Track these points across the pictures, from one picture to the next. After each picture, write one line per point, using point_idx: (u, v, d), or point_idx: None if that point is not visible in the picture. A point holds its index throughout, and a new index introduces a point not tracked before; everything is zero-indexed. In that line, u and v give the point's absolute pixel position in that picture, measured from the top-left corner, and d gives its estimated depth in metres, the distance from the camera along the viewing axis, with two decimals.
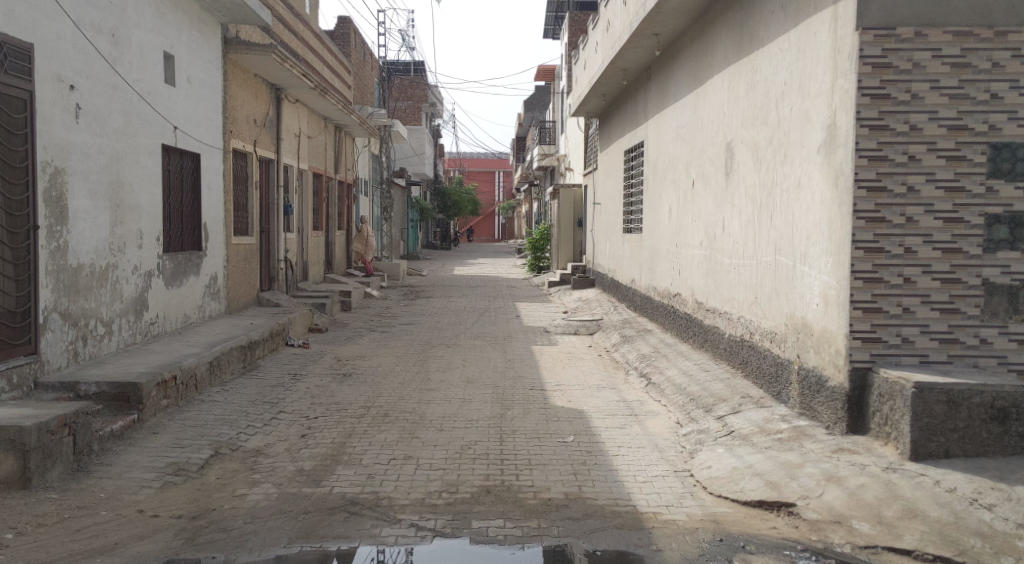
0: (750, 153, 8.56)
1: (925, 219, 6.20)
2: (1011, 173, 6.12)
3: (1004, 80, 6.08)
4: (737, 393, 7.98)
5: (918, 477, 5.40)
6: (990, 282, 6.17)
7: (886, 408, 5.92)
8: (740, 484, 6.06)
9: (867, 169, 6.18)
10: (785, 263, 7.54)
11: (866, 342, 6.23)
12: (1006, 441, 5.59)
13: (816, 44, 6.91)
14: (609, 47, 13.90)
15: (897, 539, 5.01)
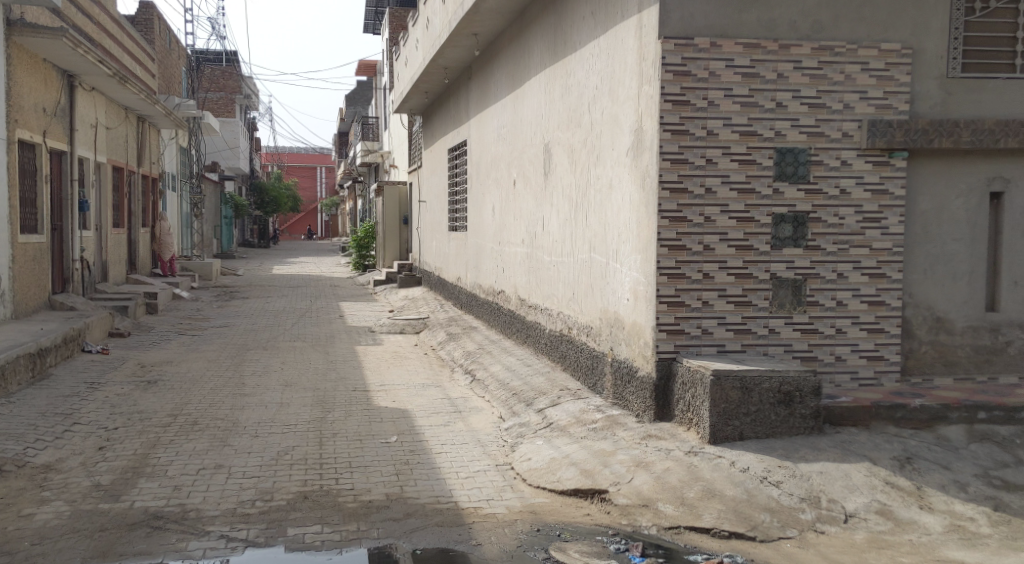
0: (566, 153, 8.83)
1: (721, 218, 6.60)
2: (794, 176, 6.65)
3: (787, 90, 6.58)
4: (556, 387, 8.21)
5: (717, 458, 5.78)
6: (778, 277, 6.68)
7: (689, 396, 6.28)
8: (557, 474, 6.23)
9: (669, 170, 6.52)
10: (599, 260, 7.84)
11: (671, 334, 6.59)
12: (791, 422, 6.03)
13: (623, 52, 7.23)
14: (429, 44, 13.92)
15: (697, 518, 5.30)
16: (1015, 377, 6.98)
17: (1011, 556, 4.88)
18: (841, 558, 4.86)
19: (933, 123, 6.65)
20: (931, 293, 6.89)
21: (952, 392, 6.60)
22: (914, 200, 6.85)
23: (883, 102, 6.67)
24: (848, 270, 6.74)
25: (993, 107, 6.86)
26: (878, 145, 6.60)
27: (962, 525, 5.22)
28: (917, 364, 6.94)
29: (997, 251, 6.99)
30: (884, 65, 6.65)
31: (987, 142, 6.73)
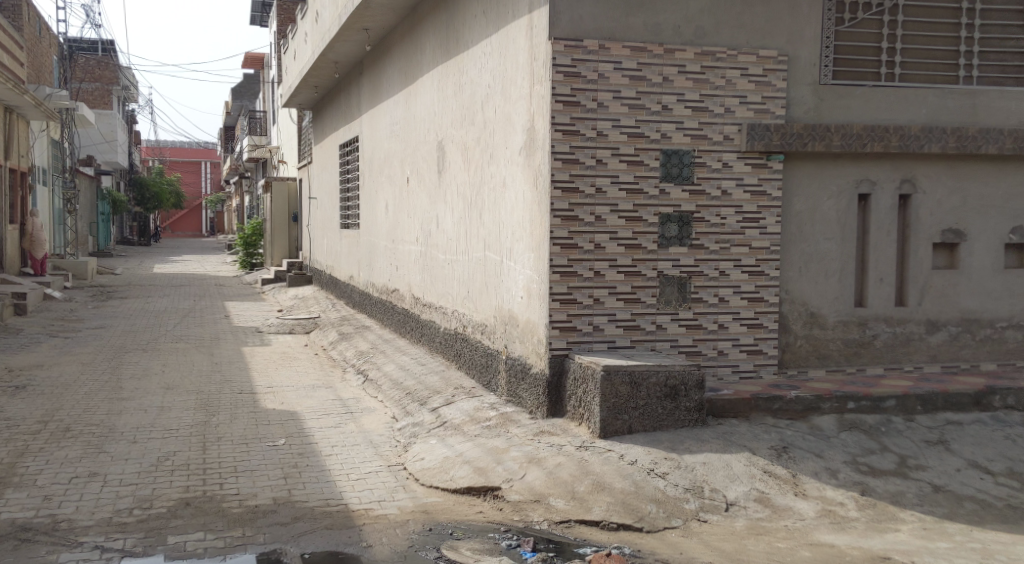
0: (459, 152, 8.84)
1: (610, 217, 6.73)
2: (679, 177, 6.84)
3: (673, 94, 6.77)
4: (450, 385, 8.20)
5: (606, 452, 5.90)
6: (664, 274, 6.87)
7: (580, 392, 6.39)
8: (450, 473, 6.22)
9: (561, 170, 6.60)
10: (494, 258, 7.88)
11: (563, 331, 6.68)
12: (676, 415, 6.21)
13: (515, 52, 7.28)
14: (319, 38, 13.67)
15: (587, 512, 5.39)
16: (881, 368, 7.39)
17: (877, 537, 5.17)
18: (722, 545, 5.04)
19: (807, 127, 6.96)
20: (806, 289, 7.23)
21: (825, 384, 6.94)
22: (789, 200, 7.16)
23: (761, 106, 6.95)
24: (729, 268, 6.99)
25: (861, 114, 7.23)
26: (757, 148, 6.87)
27: (833, 510, 5.49)
28: (793, 357, 7.26)
29: (865, 250, 7.39)
30: (762, 71, 6.94)
31: (856, 147, 7.09)
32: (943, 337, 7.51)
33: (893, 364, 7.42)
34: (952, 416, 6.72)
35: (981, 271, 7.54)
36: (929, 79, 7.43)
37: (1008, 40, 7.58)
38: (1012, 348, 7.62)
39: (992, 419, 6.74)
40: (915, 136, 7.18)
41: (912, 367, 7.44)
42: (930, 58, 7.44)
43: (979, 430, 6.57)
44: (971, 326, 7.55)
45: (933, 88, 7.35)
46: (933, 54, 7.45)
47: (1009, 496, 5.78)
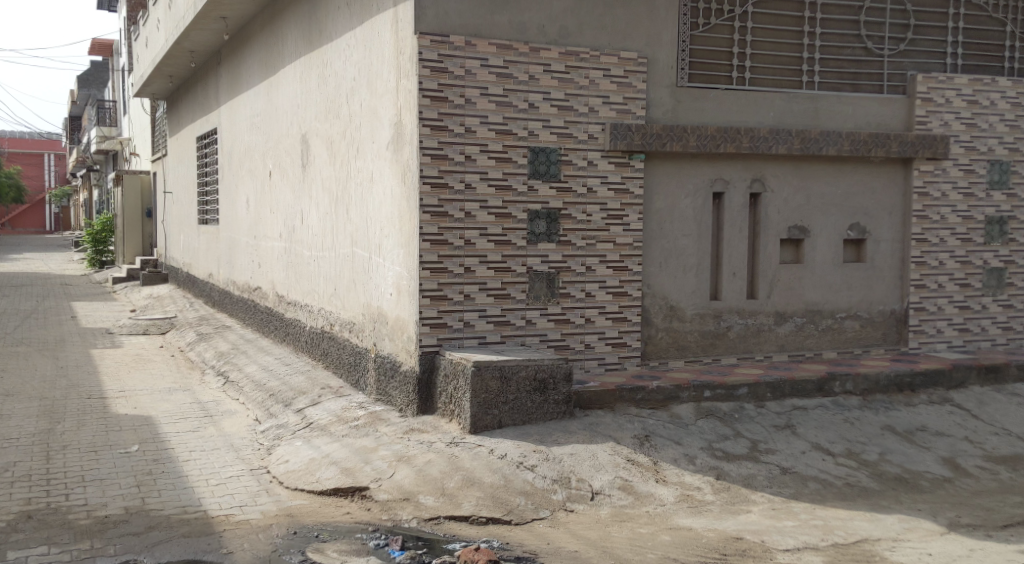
0: (324, 145, 8.65)
1: (480, 213, 6.76)
2: (547, 174, 6.95)
3: (538, 92, 6.87)
4: (316, 385, 8.02)
5: (476, 448, 5.93)
6: (533, 270, 6.96)
7: (451, 388, 6.39)
8: (316, 474, 6.09)
9: (430, 166, 6.57)
10: (361, 254, 7.77)
11: (434, 328, 6.66)
12: (545, 408, 6.30)
13: (380, 45, 7.20)
14: (172, 26, 13.06)
15: (457, 507, 5.39)
16: (736, 358, 7.74)
17: (730, 519, 5.42)
18: (587, 533, 5.15)
19: (666, 128, 7.22)
20: (666, 284, 7.49)
21: (684, 374, 7.22)
22: (650, 197, 7.39)
23: (623, 107, 7.15)
24: (595, 264, 7.16)
25: (715, 115, 7.56)
26: (620, 147, 7.07)
27: (691, 495, 5.72)
28: (655, 349, 7.51)
29: (720, 246, 7.73)
30: (623, 73, 7.14)
31: (712, 147, 7.40)
32: (790, 327, 7.94)
33: (745, 354, 7.79)
34: (798, 402, 7.12)
35: (823, 265, 8.02)
36: (776, 84, 7.84)
37: (845, 48, 8.08)
38: (850, 336, 8.14)
39: (833, 404, 7.19)
40: (764, 137, 7.55)
41: (763, 356, 7.83)
42: (777, 63, 7.86)
43: (822, 414, 7.00)
44: (815, 317, 8.02)
45: (780, 93, 7.76)
46: (780, 60, 7.87)
47: (848, 475, 6.19)
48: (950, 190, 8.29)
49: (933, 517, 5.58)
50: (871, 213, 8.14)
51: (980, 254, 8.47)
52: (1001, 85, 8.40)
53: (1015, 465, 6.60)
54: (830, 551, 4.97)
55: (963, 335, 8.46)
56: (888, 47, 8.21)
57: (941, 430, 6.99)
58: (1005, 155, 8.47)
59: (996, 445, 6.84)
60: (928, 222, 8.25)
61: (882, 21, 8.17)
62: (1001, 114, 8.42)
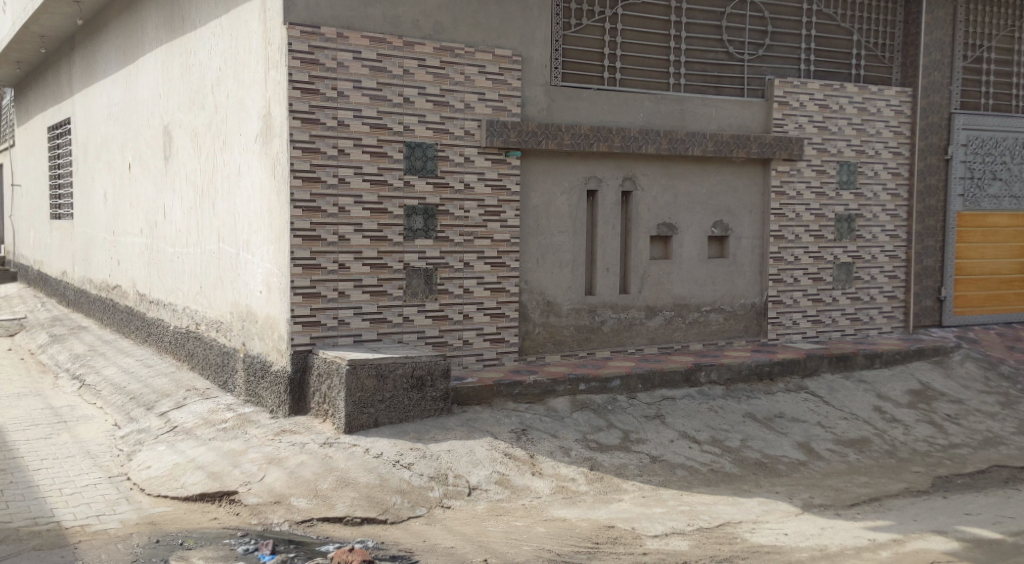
0: (188, 137, 8.30)
1: (354, 209, 6.65)
2: (423, 170, 6.91)
3: (413, 87, 6.83)
4: (181, 387, 7.69)
5: (351, 448, 5.83)
6: (410, 266, 6.91)
7: (325, 387, 6.26)
8: (181, 480, 5.83)
9: (301, 159, 6.41)
10: (229, 250, 7.50)
11: (307, 326, 6.50)
12: (423, 406, 6.27)
13: (247, 35, 6.97)
14: (19, 8, 12.23)
15: (330, 509, 5.27)
16: (608, 351, 7.92)
17: (603, 509, 5.54)
18: (463, 529, 5.15)
19: (541, 126, 7.30)
20: (541, 280, 7.58)
21: (559, 367, 7.32)
22: (526, 194, 7.46)
23: (498, 104, 7.19)
24: (473, 260, 7.17)
25: (587, 114, 7.70)
26: (496, 144, 7.11)
27: (565, 486, 5.82)
28: (532, 344, 7.58)
29: (594, 242, 7.89)
30: (498, 70, 7.18)
31: (585, 145, 7.53)
32: (659, 321, 8.19)
33: (618, 347, 7.98)
34: (667, 393, 7.35)
35: (690, 261, 8.31)
36: (645, 85, 8.07)
37: (708, 52, 8.40)
38: (715, 329, 8.48)
39: (699, 394, 7.46)
40: (634, 137, 7.75)
41: (635, 349, 8.04)
42: (645, 65, 8.08)
43: (689, 404, 7.25)
44: (683, 311, 8.30)
45: (648, 94, 7.99)
46: (649, 62, 8.10)
47: (713, 461, 6.45)
48: (804, 190, 8.75)
49: (789, 499, 5.88)
50: (734, 210, 8.48)
51: (831, 250, 8.96)
52: (849, 90, 8.91)
53: (862, 447, 7.03)
54: (696, 535, 5.15)
55: (817, 326, 8.93)
56: (748, 52, 8.58)
57: (796, 416, 7.36)
58: (853, 156, 9.00)
59: (845, 429, 7.26)
60: (785, 219, 8.68)
61: (742, 26, 8.53)
62: (848, 118, 8.94)
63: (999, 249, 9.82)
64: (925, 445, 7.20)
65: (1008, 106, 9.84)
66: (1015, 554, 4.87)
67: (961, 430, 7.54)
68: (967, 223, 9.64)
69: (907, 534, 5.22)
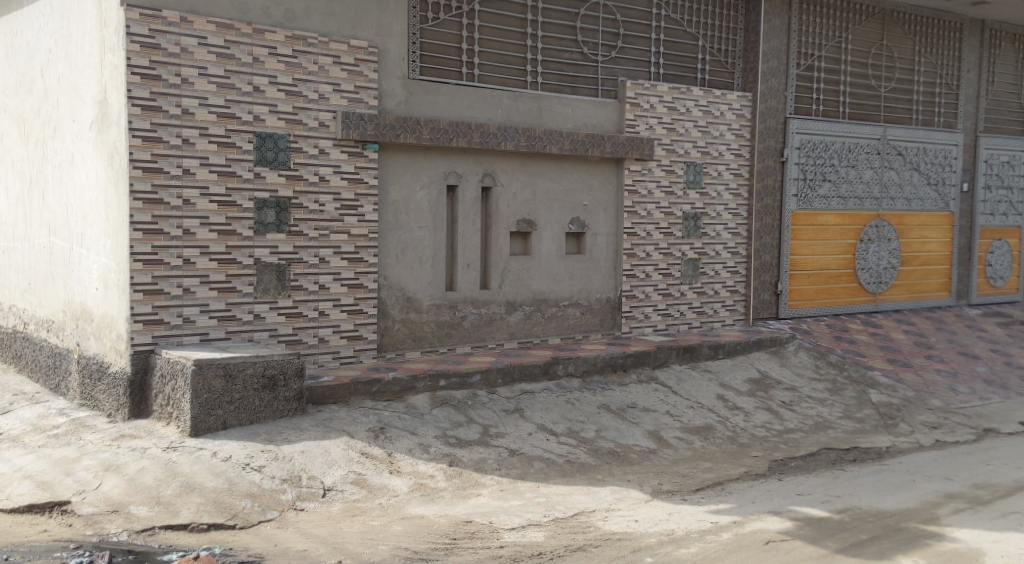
0: (15, 123, 7.73)
1: (200, 202, 6.38)
2: (275, 162, 6.71)
3: (263, 75, 6.62)
4: (7, 392, 7.16)
5: (197, 451, 5.60)
6: (261, 261, 6.70)
7: (168, 389, 5.98)
8: (6, 491, 5.42)
9: (141, 149, 6.10)
10: (61, 245, 7.04)
11: (148, 325, 6.20)
12: (275, 406, 6.09)
13: (80, 15, 6.55)
14: None
15: (174, 516, 5.04)
16: (468, 347, 7.93)
17: (460, 504, 5.55)
18: (317, 531, 5.03)
19: (398, 119, 7.23)
20: (400, 276, 7.51)
21: (418, 364, 7.28)
22: (384, 188, 7.37)
23: (354, 96, 7.07)
24: (328, 255, 7.03)
25: (446, 109, 7.68)
26: (351, 136, 6.99)
27: (424, 483, 5.80)
28: (390, 341, 7.49)
29: (454, 237, 7.88)
30: (353, 61, 7.06)
31: (444, 140, 7.51)
32: (518, 316, 8.28)
33: (478, 342, 8.01)
34: (525, 387, 7.44)
35: (549, 257, 8.45)
36: (502, 82, 8.14)
37: (563, 52, 8.55)
38: (572, 323, 8.65)
39: (556, 387, 7.59)
40: (493, 133, 7.79)
41: (494, 344, 8.09)
42: (502, 63, 8.14)
43: (547, 397, 7.37)
44: (541, 305, 8.43)
45: (506, 91, 8.06)
46: (505, 59, 8.16)
47: (568, 453, 6.58)
48: (655, 188, 9.06)
49: (640, 486, 6.08)
50: (589, 207, 8.68)
51: (679, 246, 9.33)
52: (695, 94, 9.30)
53: (707, 434, 7.35)
54: (551, 526, 5.25)
55: (666, 320, 9.28)
56: (602, 53, 8.79)
57: (647, 406, 7.62)
58: (699, 157, 9.39)
59: (692, 417, 7.58)
60: (638, 216, 8.96)
61: (595, 28, 8.73)
62: (695, 120, 9.32)
63: (829, 247, 10.48)
64: (763, 430, 7.61)
65: (836, 112, 10.52)
66: (841, 530, 5.22)
67: (796, 415, 8.02)
68: (802, 222, 10.24)
69: (747, 516, 5.50)
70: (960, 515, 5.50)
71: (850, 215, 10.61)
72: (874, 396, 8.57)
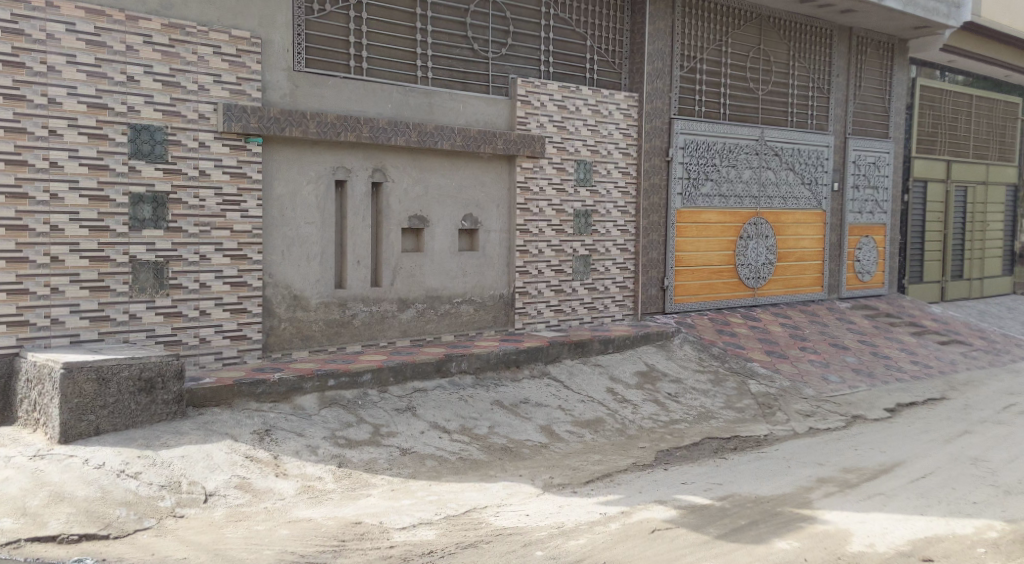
0: None
1: (69, 196, 6.09)
2: (151, 155, 6.44)
3: (138, 65, 6.35)
4: None
5: (67, 458, 5.31)
6: (137, 259, 6.43)
7: (34, 394, 5.66)
8: None
9: (3, 140, 5.79)
10: None
11: (12, 326, 5.89)
12: (153, 409, 5.86)
13: None
14: None
15: (41, 527, 4.75)
16: (359, 346, 7.80)
17: (349, 505, 5.46)
18: (197, 537, 4.86)
19: (283, 112, 7.04)
20: (288, 273, 7.33)
21: (307, 363, 7.12)
22: (269, 183, 7.19)
23: (236, 87, 6.86)
24: (210, 252, 6.80)
25: (333, 103, 7.54)
26: (233, 129, 6.77)
27: (311, 485, 5.69)
28: (276, 341, 7.30)
29: (343, 234, 7.75)
30: (235, 51, 6.85)
31: (332, 134, 7.37)
32: (410, 313, 8.20)
33: (369, 341, 7.89)
34: (417, 384, 7.39)
35: (441, 253, 8.41)
36: (391, 76, 8.04)
37: (454, 47, 8.52)
38: (465, 320, 8.64)
39: (448, 384, 7.57)
40: (382, 128, 7.69)
41: (385, 342, 7.99)
42: (391, 57, 8.05)
43: (439, 395, 7.34)
44: (434, 303, 8.38)
45: (396, 85, 7.97)
46: (394, 53, 8.07)
47: (461, 450, 6.58)
48: (546, 186, 9.14)
49: (531, 480, 6.13)
50: (482, 204, 8.69)
51: (571, 243, 9.44)
52: (584, 93, 9.43)
53: (597, 427, 7.48)
54: (442, 523, 5.23)
55: (558, 315, 9.38)
56: (492, 50, 8.81)
57: (539, 401, 7.68)
58: (588, 155, 9.53)
59: (582, 411, 7.69)
60: (530, 213, 9.03)
61: (484, 25, 8.74)
62: (584, 119, 9.45)
63: (713, 243, 10.83)
64: (650, 422, 7.80)
65: (718, 113, 10.86)
66: (722, 517, 5.40)
67: (681, 407, 8.24)
68: (686, 220, 10.54)
69: (634, 506, 5.62)
70: (831, 498, 5.77)
71: (732, 213, 11.00)
72: (753, 387, 8.90)
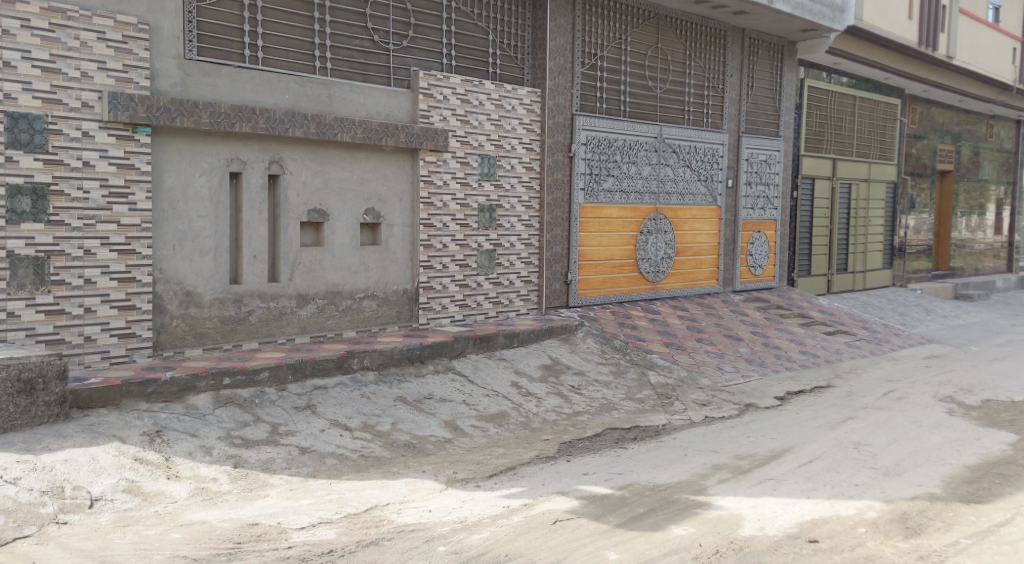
0: None
1: None
2: (30, 145, 6.18)
3: (15, 50, 6.08)
4: None
5: None
6: (14, 254, 6.17)
7: None
8: None
9: None
10: None
11: None
12: (33, 412, 5.58)
13: None
14: None
15: None
16: (256, 343, 7.61)
17: (246, 506, 5.33)
18: (82, 544, 4.65)
19: (173, 101, 6.80)
20: (180, 268, 7.09)
21: (201, 361, 6.92)
22: (159, 175, 6.93)
23: (122, 75, 6.60)
24: (95, 247, 6.54)
25: (227, 93, 7.33)
26: (120, 118, 6.50)
27: (206, 487, 5.52)
28: (168, 339, 7.06)
29: (239, 228, 7.54)
30: (121, 37, 6.59)
31: (225, 125, 7.16)
32: (311, 309, 8.04)
33: (268, 338, 7.71)
34: (318, 381, 7.26)
35: (341, 248, 8.28)
36: (289, 66, 7.85)
37: (354, 39, 8.38)
38: (367, 316, 8.53)
39: (350, 381, 7.46)
40: (279, 119, 7.50)
41: (284, 339, 7.82)
42: (289, 46, 7.85)
43: (340, 392, 7.23)
44: (335, 298, 8.25)
45: (293, 76, 7.79)
46: (291, 43, 7.87)
47: (363, 447, 6.50)
48: (450, 180, 9.11)
49: (434, 476, 6.11)
50: (384, 198, 8.59)
51: (475, 238, 9.45)
52: (487, 88, 9.44)
53: (501, 421, 7.51)
54: (342, 522, 5.15)
55: (463, 310, 9.37)
56: (393, 42, 8.70)
57: (443, 396, 7.66)
58: (492, 150, 9.54)
59: (486, 405, 7.70)
60: (434, 208, 8.98)
61: (385, 17, 8.62)
62: (488, 114, 9.46)
63: (615, 238, 11.01)
64: (553, 415, 7.87)
65: (618, 110, 11.03)
66: (621, 505, 5.50)
67: (584, 399, 8.35)
68: (589, 215, 10.69)
69: (536, 497, 5.67)
70: (725, 484, 5.95)
71: (632, 209, 11.21)
72: (653, 378, 9.10)
